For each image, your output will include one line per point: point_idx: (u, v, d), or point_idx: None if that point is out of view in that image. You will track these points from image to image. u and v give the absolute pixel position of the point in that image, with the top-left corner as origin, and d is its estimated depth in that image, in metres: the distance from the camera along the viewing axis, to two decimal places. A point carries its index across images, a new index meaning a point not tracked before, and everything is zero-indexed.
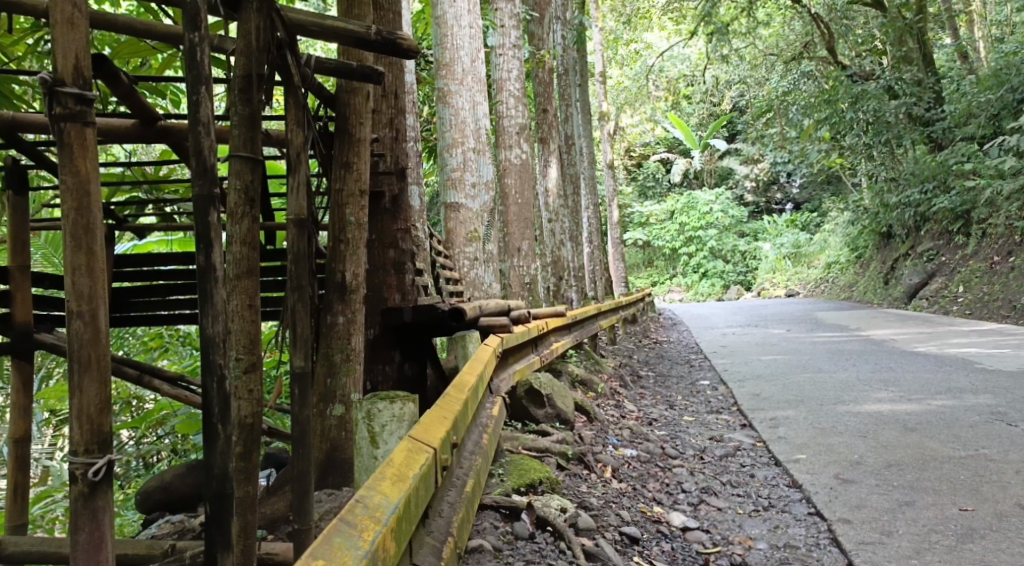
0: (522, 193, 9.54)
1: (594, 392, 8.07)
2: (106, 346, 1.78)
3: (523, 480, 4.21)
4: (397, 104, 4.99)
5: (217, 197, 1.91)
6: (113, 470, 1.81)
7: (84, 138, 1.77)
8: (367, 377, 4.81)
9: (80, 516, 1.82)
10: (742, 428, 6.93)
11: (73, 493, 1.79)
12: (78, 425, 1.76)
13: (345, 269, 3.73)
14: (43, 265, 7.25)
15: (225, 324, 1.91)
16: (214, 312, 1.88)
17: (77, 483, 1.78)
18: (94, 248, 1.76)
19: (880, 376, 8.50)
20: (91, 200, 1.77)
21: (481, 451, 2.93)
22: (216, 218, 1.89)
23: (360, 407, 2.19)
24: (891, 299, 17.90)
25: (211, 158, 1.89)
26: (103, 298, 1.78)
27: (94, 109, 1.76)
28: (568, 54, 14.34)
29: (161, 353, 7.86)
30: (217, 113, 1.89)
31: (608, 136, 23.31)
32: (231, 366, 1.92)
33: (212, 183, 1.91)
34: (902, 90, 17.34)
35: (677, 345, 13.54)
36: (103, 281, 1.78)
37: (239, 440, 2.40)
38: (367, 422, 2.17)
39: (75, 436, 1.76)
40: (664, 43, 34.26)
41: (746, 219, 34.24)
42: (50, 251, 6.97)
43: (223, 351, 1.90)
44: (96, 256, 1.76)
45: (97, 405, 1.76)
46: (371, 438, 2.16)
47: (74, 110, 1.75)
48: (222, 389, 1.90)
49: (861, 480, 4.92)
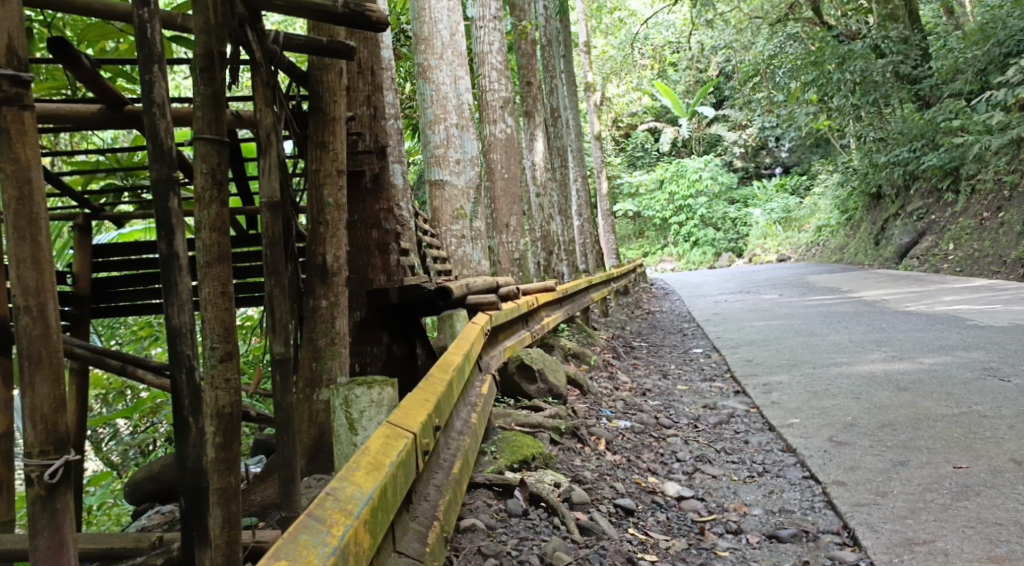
0: (509, 168, 9.46)
1: (587, 365, 8.07)
2: (58, 341, 1.66)
3: (515, 456, 4.20)
4: (373, 81, 4.89)
5: (177, 181, 1.83)
6: (71, 470, 1.70)
7: (23, 122, 1.64)
8: (356, 359, 4.76)
9: (38, 518, 1.70)
10: (736, 394, 6.92)
11: (31, 495, 1.67)
12: (32, 425, 1.64)
13: (326, 252, 3.66)
14: None
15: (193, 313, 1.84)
16: (179, 301, 1.81)
17: (34, 486, 1.66)
18: (39, 238, 1.64)
19: (872, 337, 8.50)
20: (32, 189, 1.63)
21: (470, 430, 2.88)
22: (177, 204, 1.82)
23: (337, 393, 2.11)
24: (882, 260, 17.97)
25: (168, 140, 1.81)
26: (52, 291, 1.67)
27: (32, 91, 1.63)
28: (551, 24, 14.17)
29: (151, 342, 7.77)
30: (171, 94, 1.81)
31: (595, 107, 23.13)
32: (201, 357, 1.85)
33: (171, 164, 1.83)
34: (889, 49, 17.22)
35: (670, 314, 13.54)
36: (51, 272, 1.66)
37: (214, 428, 2.34)
38: (347, 407, 2.10)
39: (29, 436, 1.64)
40: (649, 10, 33.94)
41: (736, 186, 34.17)
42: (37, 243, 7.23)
43: (190, 340, 1.83)
44: (42, 246, 1.65)
45: (50, 404, 1.64)
46: (350, 425, 2.10)
47: (11, 92, 1.63)
48: (193, 382, 1.83)
49: (855, 442, 4.91)
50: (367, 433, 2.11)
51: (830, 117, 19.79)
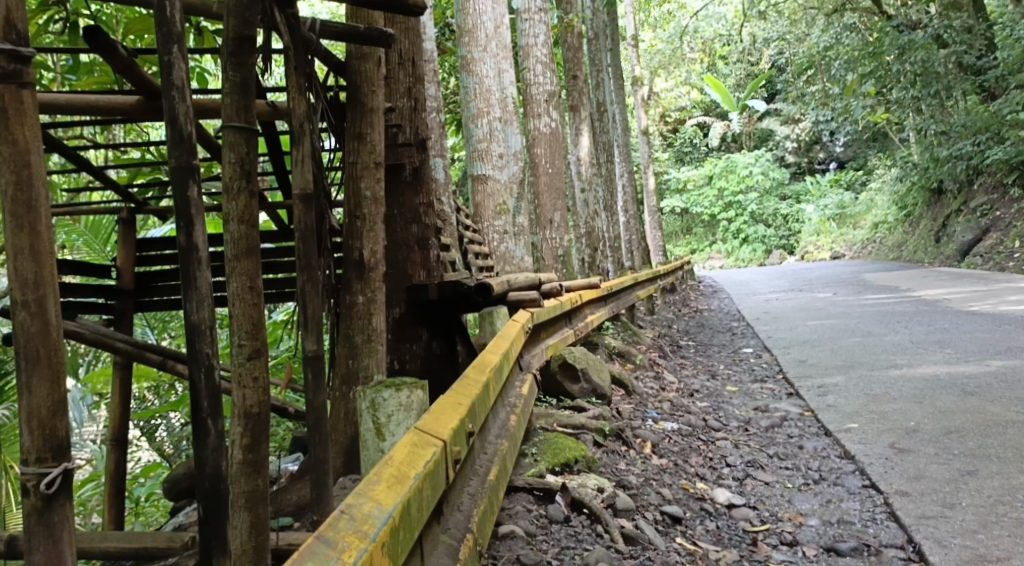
0: (553, 163, 9.30)
1: (632, 364, 7.88)
2: (59, 340, 1.55)
3: (557, 459, 4.06)
4: (415, 72, 4.77)
5: (197, 167, 1.76)
6: (71, 481, 1.58)
7: (21, 97, 1.52)
8: (395, 356, 4.67)
9: (34, 534, 1.57)
10: (789, 397, 6.67)
11: (27, 507, 1.56)
12: (29, 433, 1.52)
13: (363, 247, 3.58)
14: (84, 252, 7.89)
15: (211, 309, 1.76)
16: (199, 294, 1.72)
17: (31, 497, 1.55)
18: (38, 225, 1.53)
19: (934, 338, 8.15)
20: (31, 171, 1.52)
21: (508, 435, 2.76)
22: (196, 193, 1.74)
23: (364, 396, 2.00)
24: (942, 258, 17.38)
25: (187, 126, 1.72)
26: (52, 283, 1.56)
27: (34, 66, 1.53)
28: (598, 17, 13.96)
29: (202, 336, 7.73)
30: (190, 75, 1.72)
31: (642, 101, 22.78)
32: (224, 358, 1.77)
33: (191, 153, 1.75)
34: (952, 38, 16.53)
35: (719, 313, 13.23)
36: (50, 264, 1.55)
37: (242, 427, 2.25)
38: (373, 410, 1.99)
39: (26, 444, 1.53)
40: (699, 3, 33.39)
41: (788, 181, 33.46)
42: (91, 238, 7.72)
43: (212, 339, 1.75)
44: (42, 235, 1.54)
45: (48, 410, 1.52)
46: (376, 430, 1.98)
47: (7, 68, 1.51)
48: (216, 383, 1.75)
49: (918, 450, 4.66)
50: (395, 438, 1.99)
51: (889, 110, 19.14)
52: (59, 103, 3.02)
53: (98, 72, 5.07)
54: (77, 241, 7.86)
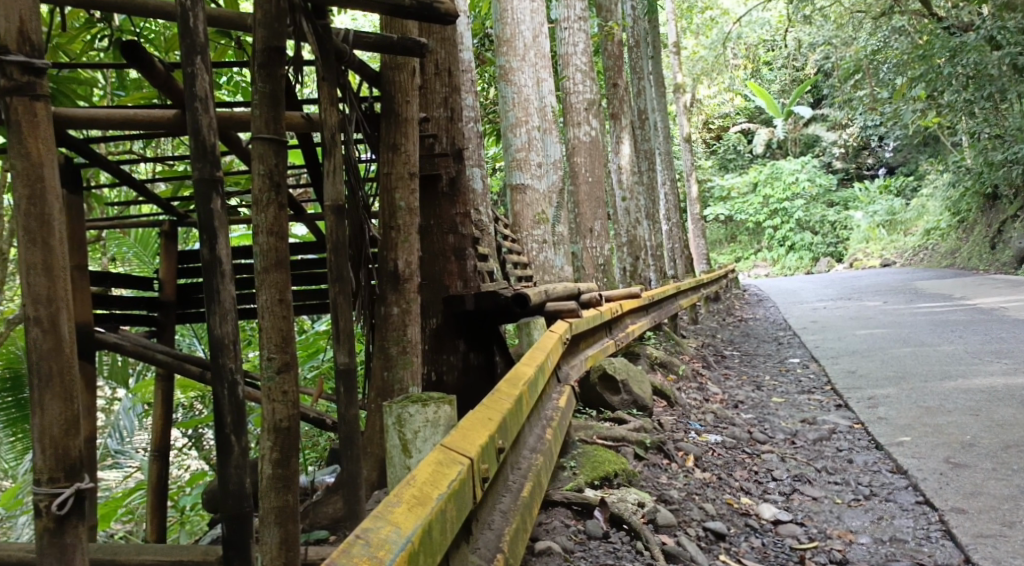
0: (593, 171, 9.22)
1: (674, 374, 7.74)
2: (71, 356, 1.69)
3: (596, 473, 3.98)
4: (451, 82, 4.73)
5: (219, 180, 1.90)
6: (81, 500, 1.73)
7: (35, 113, 1.68)
8: (432, 368, 4.65)
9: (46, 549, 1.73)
10: (838, 408, 6.48)
11: (40, 524, 1.71)
12: (43, 451, 1.67)
13: (398, 258, 3.54)
14: (134, 265, 8.04)
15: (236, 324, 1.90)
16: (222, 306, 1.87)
17: (42, 515, 1.70)
18: (51, 240, 1.67)
19: (991, 347, 7.86)
20: (45, 186, 1.66)
21: (543, 449, 2.69)
22: (218, 205, 1.88)
23: (390, 412, 1.95)
24: (998, 266, 16.90)
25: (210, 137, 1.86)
26: (66, 302, 1.69)
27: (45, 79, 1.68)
28: (639, 25, 13.85)
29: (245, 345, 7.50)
30: (211, 85, 1.84)
31: (685, 109, 22.55)
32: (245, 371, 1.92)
33: (215, 166, 1.90)
34: (1006, 40, 15.68)
35: (765, 322, 12.96)
36: (64, 281, 1.69)
37: (271, 443, 2.23)
38: (399, 426, 1.94)
39: (40, 462, 1.67)
40: (741, 9, 33.03)
41: (836, 188, 32.79)
42: (141, 250, 7.88)
43: (233, 353, 1.90)
44: (54, 248, 1.67)
45: (60, 427, 1.66)
46: (403, 447, 1.94)
47: (22, 81, 1.67)
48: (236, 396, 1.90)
49: (975, 465, 4.48)
50: (422, 454, 1.94)
51: (940, 114, 18.65)
52: (99, 120, 3.03)
53: (146, 88, 5.14)
54: (127, 253, 8.02)
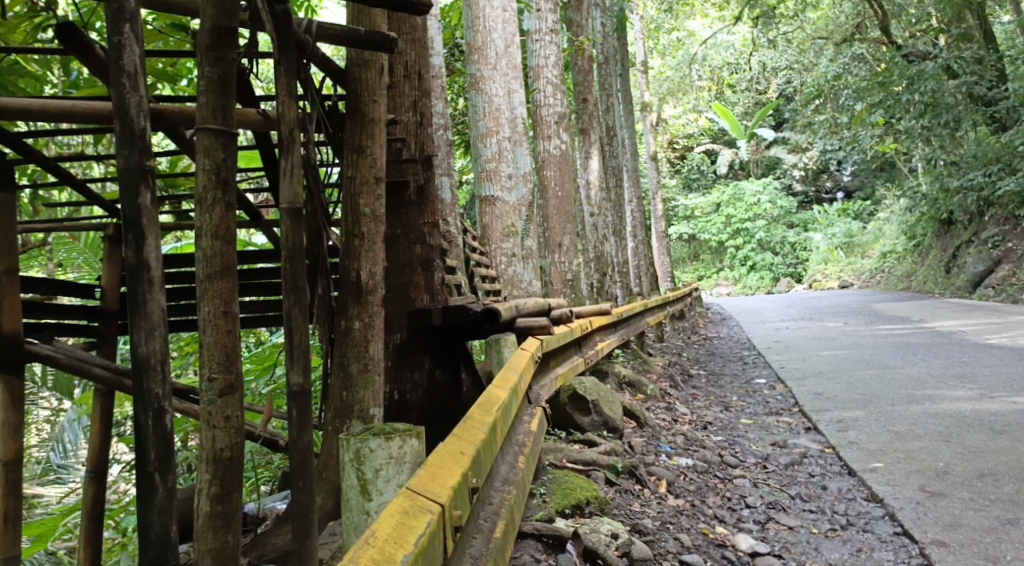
0: (563, 185, 9.06)
1: (643, 394, 7.57)
2: None
3: (567, 501, 3.75)
4: (421, 86, 4.50)
5: (148, 169, 1.89)
6: None
7: None
8: (395, 386, 4.35)
9: None
10: (807, 431, 6.34)
11: None
12: None
13: (361, 267, 3.30)
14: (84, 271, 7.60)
15: (164, 341, 1.91)
16: (149, 322, 1.87)
17: None
18: None
19: (955, 371, 7.83)
20: None
21: (516, 481, 2.46)
22: (145, 199, 1.88)
23: (347, 446, 1.70)
24: (953, 289, 17.10)
25: (138, 122, 1.87)
26: None
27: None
28: (608, 42, 13.77)
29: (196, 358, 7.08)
30: (140, 55, 1.86)
31: (651, 127, 22.56)
32: (172, 398, 1.92)
33: (143, 153, 1.89)
34: (962, 69, 16.29)
35: (729, 341, 12.89)
36: None
37: (211, 474, 2.11)
38: (358, 465, 1.69)
39: None
40: (707, 31, 33.40)
41: (796, 210, 33.17)
42: (91, 257, 7.45)
43: (160, 377, 1.90)
44: None
45: None
46: (362, 489, 1.69)
47: None
48: (163, 424, 1.92)
49: (952, 494, 4.34)
50: (383, 496, 1.70)
51: (897, 140, 18.95)
52: (32, 110, 2.72)
53: (99, 85, 4.79)
54: (76, 260, 7.58)
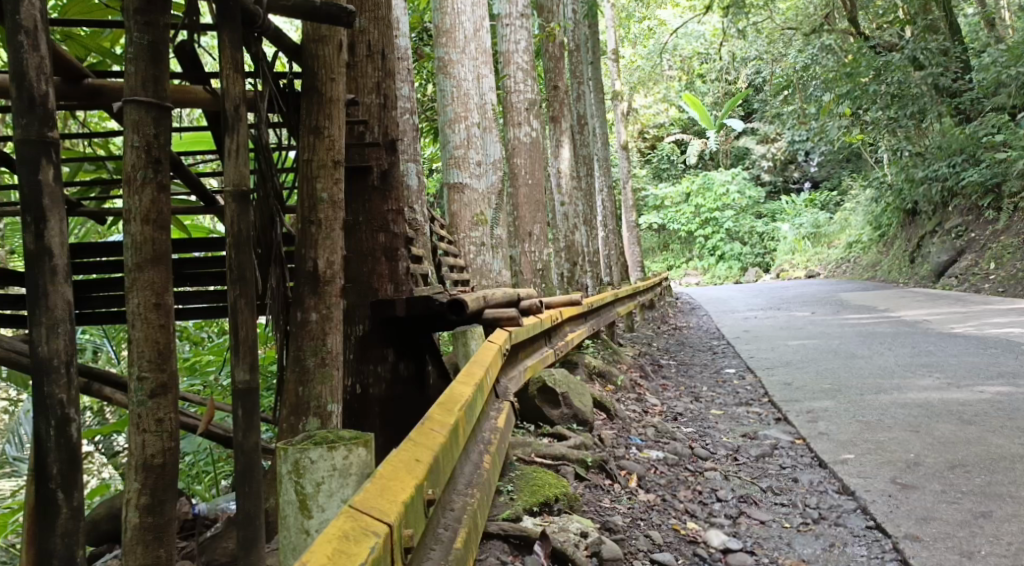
0: (533, 173, 8.92)
1: (613, 385, 7.49)
2: None
3: (536, 498, 3.62)
4: (385, 67, 4.34)
5: (51, 142, 1.72)
6: None
7: None
8: (357, 380, 4.18)
9: None
10: (777, 422, 6.27)
11: None
12: None
13: (318, 256, 3.09)
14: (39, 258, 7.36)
15: (69, 339, 1.75)
16: (54, 315, 1.73)
17: None
18: None
19: (921, 360, 7.84)
20: None
21: (480, 483, 2.32)
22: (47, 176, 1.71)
23: (285, 457, 1.55)
24: (917, 279, 17.32)
25: (38, 87, 1.69)
26: None
27: None
28: (580, 29, 13.62)
29: None
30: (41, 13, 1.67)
31: (622, 117, 22.49)
32: (76, 403, 1.76)
33: (45, 124, 1.71)
34: (928, 60, 16.33)
35: (698, 331, 12.88)
36: None
37: (140, 484, 2.00)
38: (297, 479, 1.54)
39: None
40: (678, 20, 33.40)
41: (764, 200, 33.38)
42: None
43: (65, 380, 1.75)
44: None
45: None
46: (301, 504, 1.54)
47: None
48: (68, 436, 1.75)
49: (923, 486, 4.28)
50: (326, 513, 1.55)
51: (863, 131, 19.03)
52: None
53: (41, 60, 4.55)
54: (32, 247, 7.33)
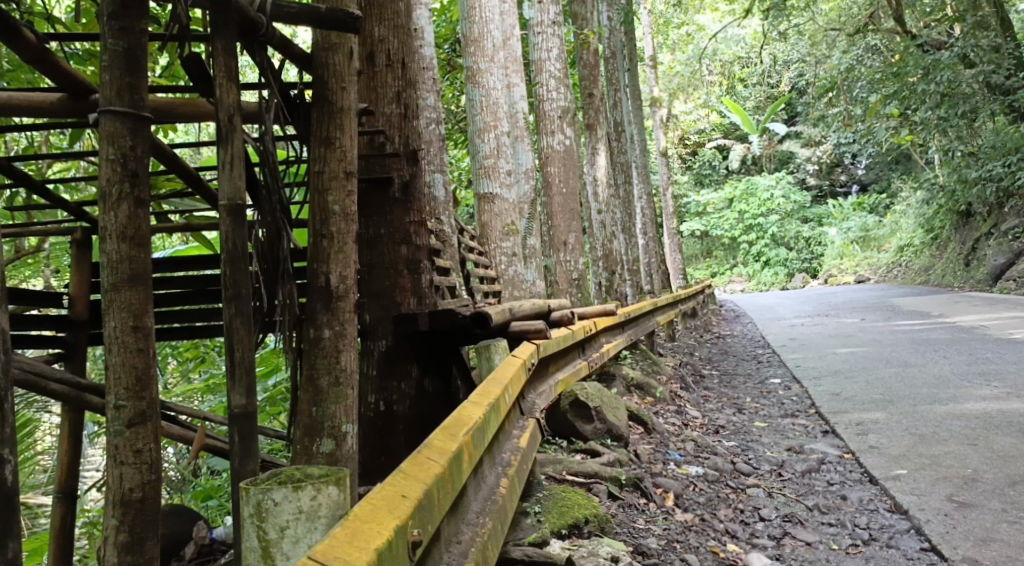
0: (568, 182, 8.71)
1: (652, 397, 7.27)
2: None
3: (564, 520, 3.45)
4: (404, 75, 4.23)
5: None
6: None
7: None
8: (381, 396, 4.07)
9: None
10: (824, 435, 5.99)
11: None
12: None
13: (330, 271, 2.97)
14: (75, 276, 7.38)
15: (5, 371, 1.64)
16: None
17: None
18: None
19: (978, 369, 7.45)
20: None
21: (493, 511, 2.17)
22: None
23: (246, 499, 1.44)
24: (973, 282, 16.65)
25: None
26: None
27: None
28: (616, 36, 13.42)
29: (197, 364, 7.01)
30: None
31: (661, 123, 22.15)
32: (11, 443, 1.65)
33: None
34: (979, 58, 15.76)
35: (742, 339, 12.55)
36: None
37: (119, 520, 2.07)
38: (259, 525, 1.42)
39: None
40: (717, 24, 32.93)
41: (810, 204, 32.63)
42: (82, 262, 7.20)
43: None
44: None
45: None
46: (263, 553, 1.42)
47: None
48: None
49: (983, 505, 4.00)
50: (290, 562, 1.43)
51: (912, 131, 18.45)
52: None
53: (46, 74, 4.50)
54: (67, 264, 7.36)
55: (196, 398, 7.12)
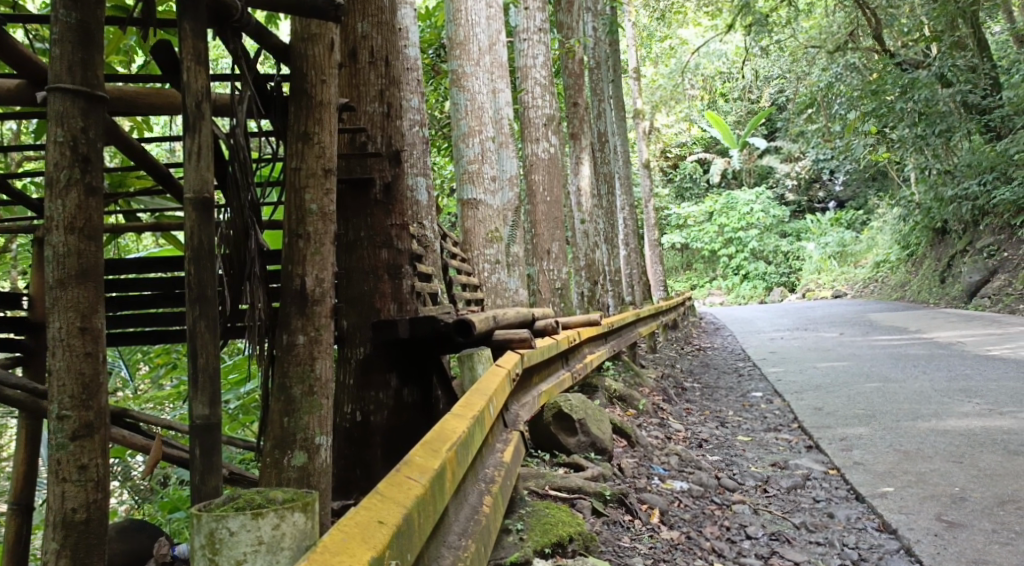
0: (552, 190, 8.61)
1: (635, 409, 7.15)
2: None
3: (548, 538, 3.30)
4: (388, 73, 4.08)
5: None
6: None
7: None
8: (358, 407, 3.91)
9: None
10: (808, 450, 5.89)
11: None
12: None
13: (305, 274, 2.81)
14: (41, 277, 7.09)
15: None
16: None
17: None
18: None
19: (959, 385, 7.40)
20: None
21: (475, 533, 2.02)
22: None
23: (199, 527, 1.29)
24: (948, 299, 16.74)
25: None
26: None
27: None
28: (601, 47, 13.38)
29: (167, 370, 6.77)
30: None
31: (643, 135, 22.14)
32: None
33: None
34: (955, 77, 15.93)
35: (722, 352, 12.49)
36: None
37: (61, 542, 1.91)
38: (211, 559, 1.26)
39: None
40: (699, 39, 33.13)
41: (789, 219, 32.80)
42: None
43: None
44: None
45: None
46: None
47: None
48: None
49: (972, 525, 3.90)
50: None
51: (890, 148, 18.59)
52: None
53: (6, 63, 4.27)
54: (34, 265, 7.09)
55: (167, 405, 6.88)
